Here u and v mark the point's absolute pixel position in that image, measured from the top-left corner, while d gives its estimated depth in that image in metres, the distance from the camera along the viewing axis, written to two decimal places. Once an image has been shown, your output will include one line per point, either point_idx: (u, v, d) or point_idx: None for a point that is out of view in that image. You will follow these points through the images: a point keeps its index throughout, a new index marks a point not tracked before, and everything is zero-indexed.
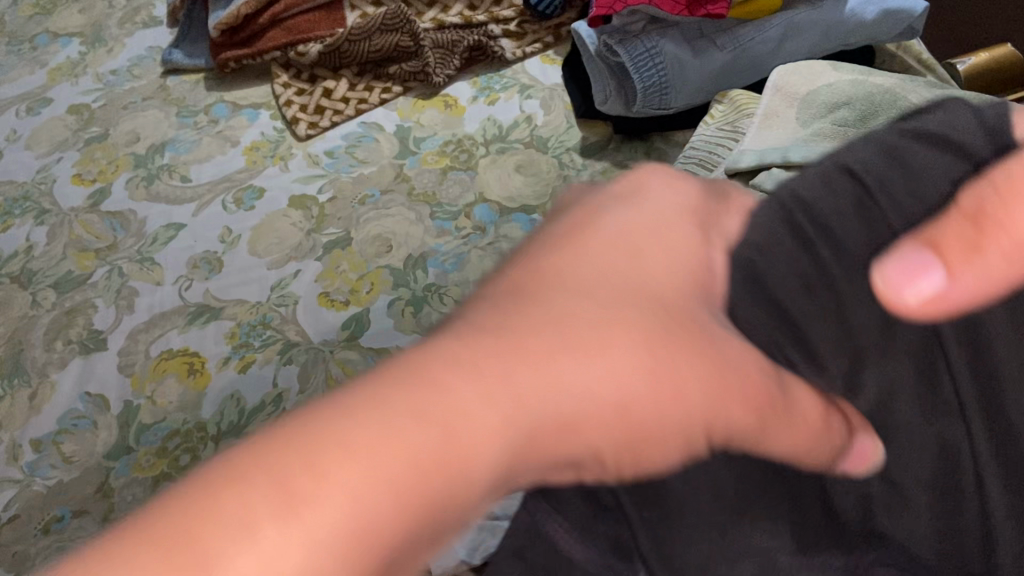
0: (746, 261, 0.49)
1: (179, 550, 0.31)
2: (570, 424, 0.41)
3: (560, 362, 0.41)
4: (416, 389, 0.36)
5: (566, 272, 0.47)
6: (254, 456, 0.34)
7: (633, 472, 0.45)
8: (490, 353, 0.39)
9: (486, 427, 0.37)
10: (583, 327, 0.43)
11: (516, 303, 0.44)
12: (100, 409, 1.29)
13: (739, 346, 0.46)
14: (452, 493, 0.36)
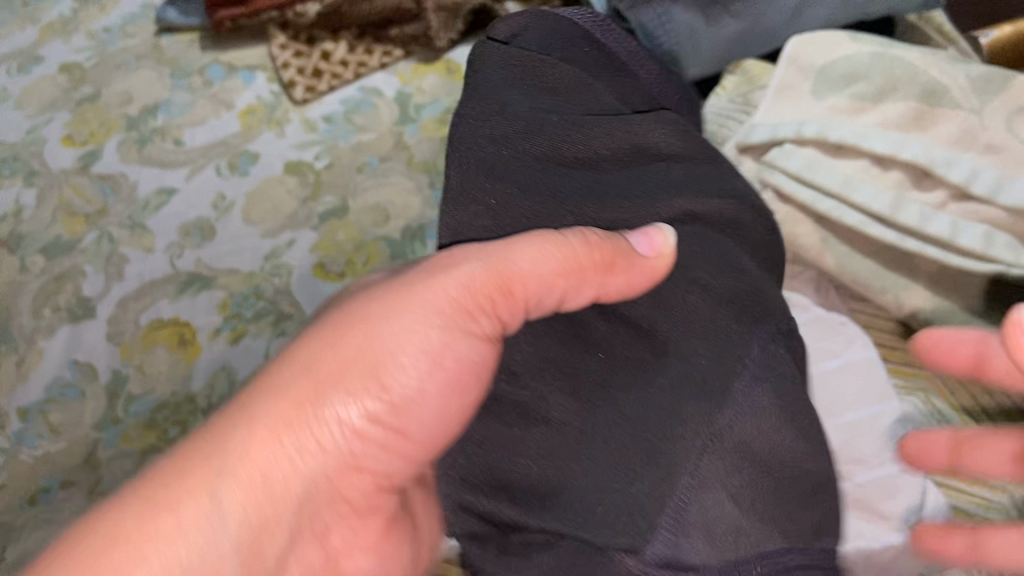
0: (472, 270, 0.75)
1: None
2: (281, 489, 0.69)
3: (258, 459, 0.68)
4: (161, 510, 0.66)
5: (253, 406, 0.70)
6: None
7: (416, 439, 0.77)
8: (197, 481, 0.66)
9: (215, 513, 0.66)
10: (259, 445, 0.68)
11: (203, 451, 0.68)
12: (88, 377, 1.26)
13: (418, 337, 0.74)
14: (249, 535, 0.68)
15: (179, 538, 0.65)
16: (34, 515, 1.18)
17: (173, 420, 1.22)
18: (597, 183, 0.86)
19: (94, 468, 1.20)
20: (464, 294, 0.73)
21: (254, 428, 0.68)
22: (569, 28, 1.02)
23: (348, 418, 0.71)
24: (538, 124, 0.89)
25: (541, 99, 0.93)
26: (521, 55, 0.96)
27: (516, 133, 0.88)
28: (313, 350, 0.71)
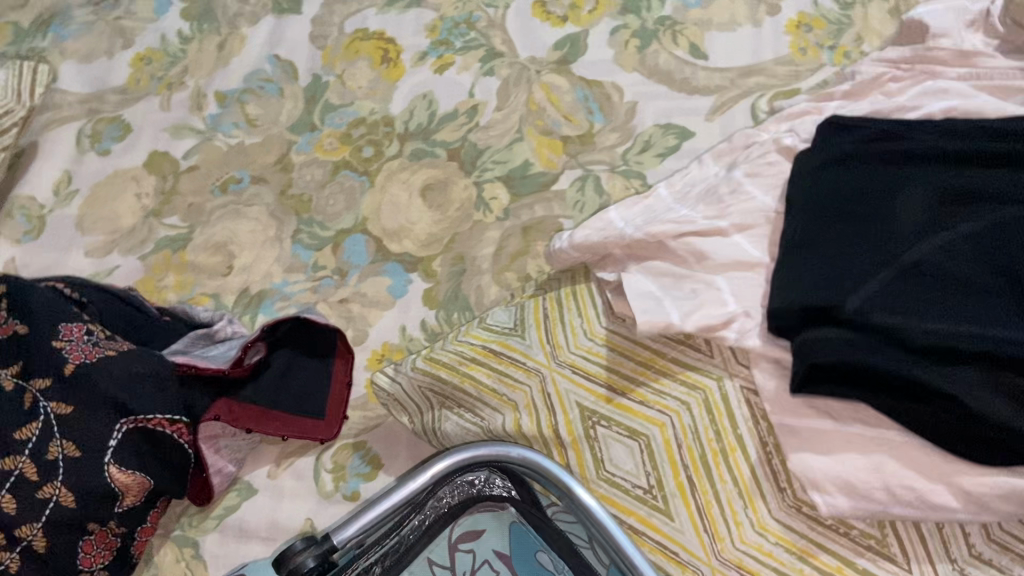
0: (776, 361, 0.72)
1: (797, 550, 0.68)
2: (725, 466, 0.72)
3: (724, 496, 0.71)
4: (689, 500, 0.71)
5: (675, 448, 0.73)
6: (702, 534, 0.70)
7: (767, 488, 0.70)
8: (704, 496, 0.71)
9: (732, 511, 0.70)
10: (728, 490, 0.71)
11: (689, 481, 0.72)
12: (288, 77, 1.19)
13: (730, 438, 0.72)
14: (808, 554, 0.67)
15: (736, 517, 0.70)
16: (224, 204, 1.11)
17: (368, 140, 1.13)
18: (882, 248, 0.69)
19: (286, 171, 1.12)
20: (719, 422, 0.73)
21: (717, 500, 0.71)
22: (824, 178, 0.76)
23: (778, 511, 0.69)
24: (940, 246, 0.66)
25: (883, 208, 0.71)
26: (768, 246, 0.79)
27: (919, 258, 0.66)
28: (684, 448, 0.73)
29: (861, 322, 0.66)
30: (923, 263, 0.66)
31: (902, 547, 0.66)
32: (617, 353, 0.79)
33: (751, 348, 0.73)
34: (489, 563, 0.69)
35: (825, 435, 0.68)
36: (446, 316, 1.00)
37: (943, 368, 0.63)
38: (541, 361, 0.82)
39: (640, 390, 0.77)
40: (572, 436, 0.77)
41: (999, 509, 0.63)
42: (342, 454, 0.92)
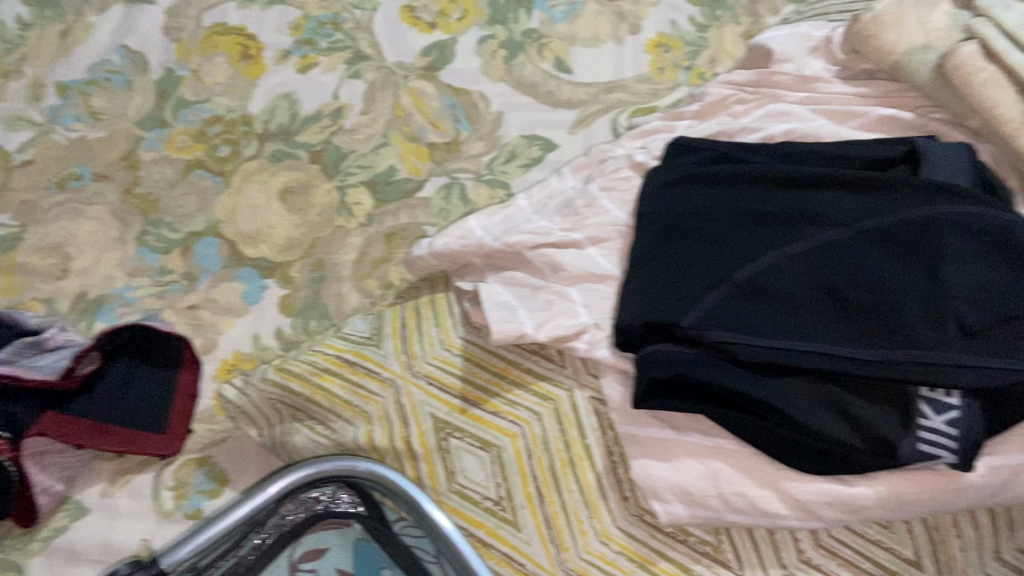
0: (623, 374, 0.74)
1: (636, 557, 0.69)
2: (572, 476, 0.73)
3: (571, 505, 0.71)
4: (536, 509, 0.72)
5: (526, 460, 0.74)
6: (547, 544, 0.71)
7: (613, 497, 0.71)
8: (553, 505, 0.72)
9: (577, 518, 0.71)
10: (576, 499, 0.72)
11: (539, 491, 0.72)
12: (138, 69, 1.12)
13: (580, 447, 0.73)
14: (648, 560, 0.69)
15: (582, 526, 0.71)
16: (62, 202, 1.03)
17: (224, 139, 1.08)
18: (719, 264, 0.72)
19: (133, 168, 1.05)
20: (567, 432, 0.74)
21: (564, 509, 0.71)
22: (668, 195, 0.79)
23: (621, 520, 0.71)
24: (771, 265, 0.70)
25: (721, 227, 0.74)
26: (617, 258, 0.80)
27: (752, 276, 0.70)
28: (536, 458, 0.74)
29: (696, 337, 0.68)
30: (755, 283, 0.70)
31: (736, 552, 0.69)
32: (473, 363, 0.79)
33: (602, 359, 0.74)
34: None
35: (667, 444, 0.70)
36: (303, 324, 0.96)
37: (772, 383, 0.66)
38: (396, 373, 0.80)
39: (493, 401, 0.77)
40: (424, 449, 0.76)
41: (825, 515, 0.67)
42: (185, 471, 0.87)
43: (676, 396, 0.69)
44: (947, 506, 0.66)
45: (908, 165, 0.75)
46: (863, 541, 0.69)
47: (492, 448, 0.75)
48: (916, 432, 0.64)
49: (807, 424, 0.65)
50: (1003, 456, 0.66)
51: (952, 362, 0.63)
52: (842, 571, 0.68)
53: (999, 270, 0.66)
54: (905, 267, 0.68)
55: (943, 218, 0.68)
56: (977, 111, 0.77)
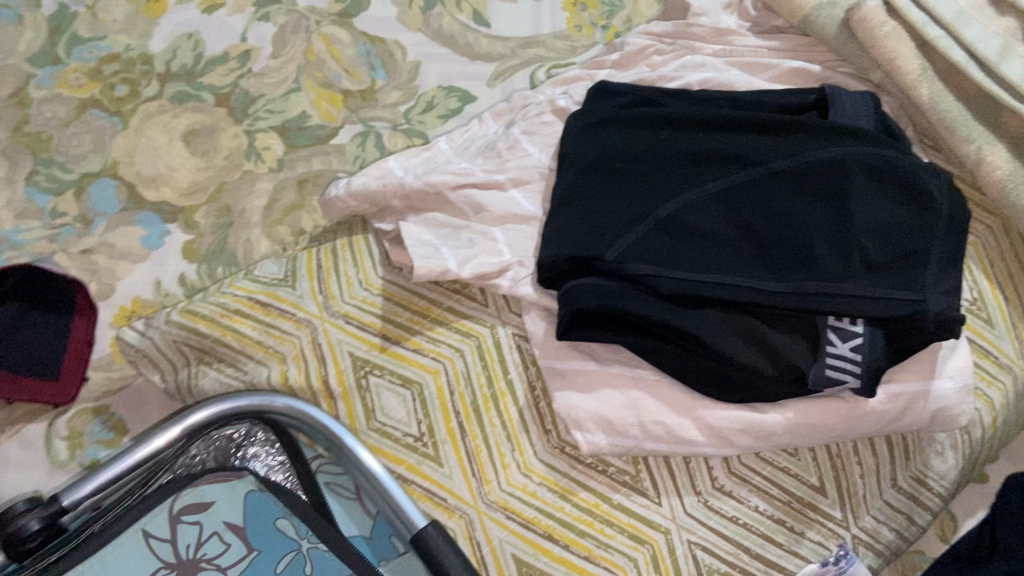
0: (546, 310, 0.74)
1: (557, 488, 0.70)
2: (494, 410, 0.72)
3: (494, 440, 0.71)
4: (458, 445, 0.71)
5: (448, 397, 0.73)
6: (469, 478, 0.70)
7: (535, 430, 0.72)
8: (474, 440, 0.71)
9: (499, 453, 0.71)
10: (498, 434, 0.72)
11: (461, 427, 0.72)
12: (30, 4, 1.02)
13: (503, 383, 0.73)
14: (568, 490, 0.70)
15: (504, 460, 0.71)
16: None
17: (123, 78, 1.00)
18: (640, 201, 0.73)
19: (22, 106, 0.98)
20: (489, 368, 0.74)
21: (487, 444, 0.71)
22: (591, 135, 0.79)
23: (542, 452, 0.71)
24: (691, 202, 0.71)
25: (642, 166, 0.75)
26: (542, 200, 0.80)
27: (673, 212, 0.71)
28: (457, 395, 0.73)
29: (619, 270, 0.69)
30: (676, 219, 0.71)
31: (652, 481, 0.71)
32: (393, 302, 0.77)
33: (524, 297, 0.74)
34: (219, 535, 0.60)
35: (588, 375, 0.71)
36: (209, 270, 0.92)
37: (690, 313, 0.68)
38: (312, 313, 0.78)
39: (414, 339, 0.76)
40: (342, 387, 0.75)
41: (738, 442, 0.69)
42: (81, 420, 0.82)
43: (599, 326, 0.70)
44: (850, 432, 0.70)
45: (817, 111, 0.78)
46: (771, 468, 0.72)
47: (413, 386, 0.74)
48: (824, 358, 0.67)
49: (724, 352, 0.67)
50: (901, 383, 0.70)
51: (860, 294, 0.66)
52: (751, 496, 0.71)
53: (901, 210, 0.70)
54: (817, 205, 0.70)
55: (851, 159, 0.71)
56: (880, 64, 0.82)
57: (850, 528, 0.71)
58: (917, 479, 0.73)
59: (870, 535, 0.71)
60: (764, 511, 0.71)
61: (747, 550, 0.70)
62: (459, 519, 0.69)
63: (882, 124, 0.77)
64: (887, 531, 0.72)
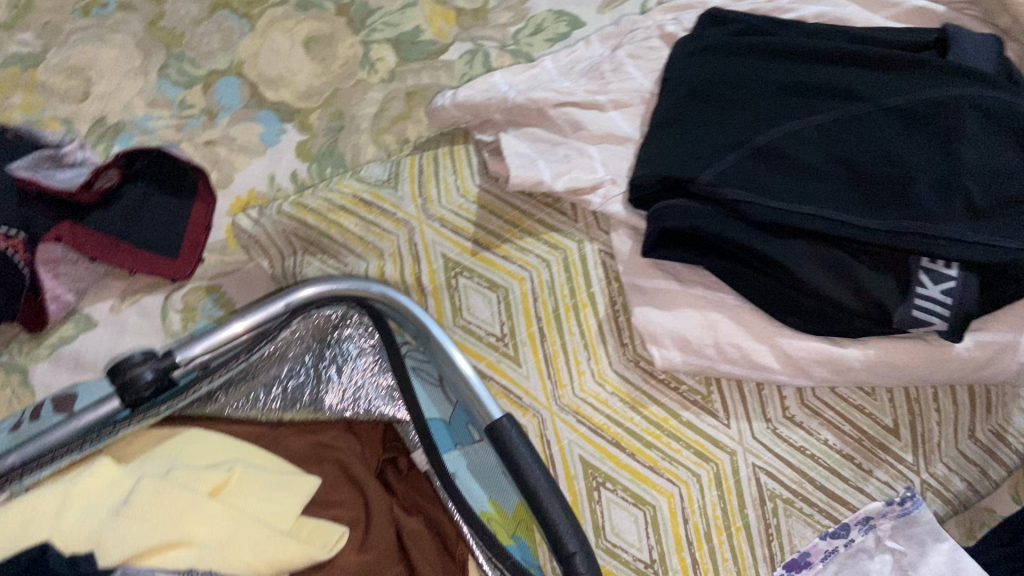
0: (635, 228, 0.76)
1: (628, 398, 0.73)
2: (574, 320, 0.76)
3: (572, 348, 0.75)
4: (535, 348, 0.75)
5: (531, 304, 0.77)
6: (544, 380, 0.74)
7: (611, 343, 0.75)
8: (552, 346, 0.75)
9: (575, 360, 0.74)
10: (576, 342, 0.75)
11: (541, 332, 0.76)
12: None
13: (586, 295, 0.76)
14: (637, 403, 0.73)
15: (580, 368, 0.74)
16: (85, 27, 1.02)
17: None
18: (740, 129, 0.73)
19: (159, 3, 1.04)
20: (572, 281, 0.77)
21: (565, 351, 0.75)
22: (699, 60, 0.79)
23: (615, 364, 0.74)
24: (791, 132, 0.71)
25: (747, 94, 0.75)
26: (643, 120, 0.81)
27: (771, 140, 0.71)
28: (540, 303, 0.77)
29: (712, 193, 0.70)
30: (774, 148, 0.71)
31: (723, 403, 0.72)
32: (486, 210, 0.81)
33: (614, 215, 0.76)
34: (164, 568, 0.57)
35: (670, 294, 0.73)
36: (318, 169, 0.97)
37: (778, 242, 0.68)
38: (411, 215, 0.82)
39: (504, 247, 0.79)
40: (433, 285, 0.79)
41: (815, 374, 0.70)
42: (195, 296, 0.89)
43: (683, 247, 0.71)
44: (930, 376, 0.69)
45: (937, 51, 0.76)
46: (845, 404, 0.72)
47: (499, 291, 0.78)
48: (913, 298, 0.66)
49: (808, 282, 0.67)
50: (992, 332, 0.68)
51: (958, 237, 0.65)
52: (822, 429, 0.72)
53: (1014, 155, 0.66)
54: (924, 143, 0.68)
55: (966, 99, 0.68)
56: (1009, 8, 0.78)
57: (920, 473, 0.71)
58: (996, 433, 0.72)
59: (940, 482, 0.71)
60: (833, 445, 0.71)
61: (811, 481, 0.70)
62: (533, 417, 0.73)
63: (1007, 68, 0.74)
64: (957, 481, 0.71)
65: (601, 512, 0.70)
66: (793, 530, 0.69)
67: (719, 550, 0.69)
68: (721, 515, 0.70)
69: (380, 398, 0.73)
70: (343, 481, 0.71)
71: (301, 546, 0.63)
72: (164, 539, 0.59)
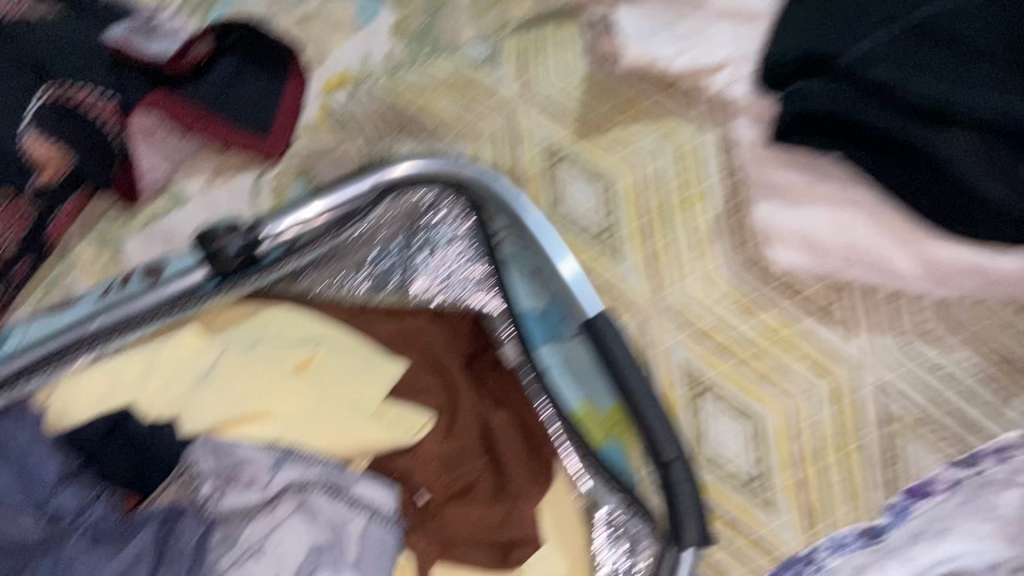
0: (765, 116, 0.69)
1: (740, 300, 0.67)
2: (683, 211, 0.69)
3: (682, 245, 0.68)
4: (638, 243, 0.69)
5: (637, 194, 0.70)
6: (646, 277, 0.68)
7: (721, 243, 0.68)
8: (660, 240, 0.69)
9: (683, 258, 0.68)
10: (686, 239, 0.68)
11: (647, 225, 0.69)
12: None
13: (700, 188, 0.69)
14: (746, 307, 0.66)
15: (688, 268, 0.68)
16: None
17: None
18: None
19: None
20: (684, 172, 0.70)
21: (675, 246, 0.68)
22: None
23: (724, 266, 0.67)
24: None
25: None
26: None
27: (935, 11, 0.60)
28: (645, 195, 0.70)
29: (850, 75, 0.62)
30: (938, 20, 0.60)
31: (848, 312, 0.65)
32: (594, 94, 0.74)
33: (736, 99, 0.70)
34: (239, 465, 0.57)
35: (797, 189, 0.67)
36: (416, 47, 0.88)
37: (929, 132, 0.59)
38: (510, 98, 0.76)
39: (610, 134, 0.72)
40: (532, 172, 0.73)
41: (959, 283, 0.64)
42: (285, 179, 0.83)
43: (817, 134, 0.65)
44: None
45: None
46: (993, 320, 0.63)
47: (599, 181, 0.72)
48: None
49: (961, 179, 0.59)
50: None
51: None
52: (960, 347, 0.63)
53: None
54: None
55: None
56: None
57: None
58: None
59: None
60: (972, 366, 0.63)
61: (941, 405, 0.63)
62: (630, 318, 0.68)
63: None
64: None
65: (703, 421, 0.66)
66: (918, 454, 0.63)
67: (829, 472, 0.64)
68: (835, 434, 0.64)
69: (468, 289, 0.70)
70: (426, 369, 0.66)
71: (384, 429, 0.61)
72: (250, 409, 0.59)
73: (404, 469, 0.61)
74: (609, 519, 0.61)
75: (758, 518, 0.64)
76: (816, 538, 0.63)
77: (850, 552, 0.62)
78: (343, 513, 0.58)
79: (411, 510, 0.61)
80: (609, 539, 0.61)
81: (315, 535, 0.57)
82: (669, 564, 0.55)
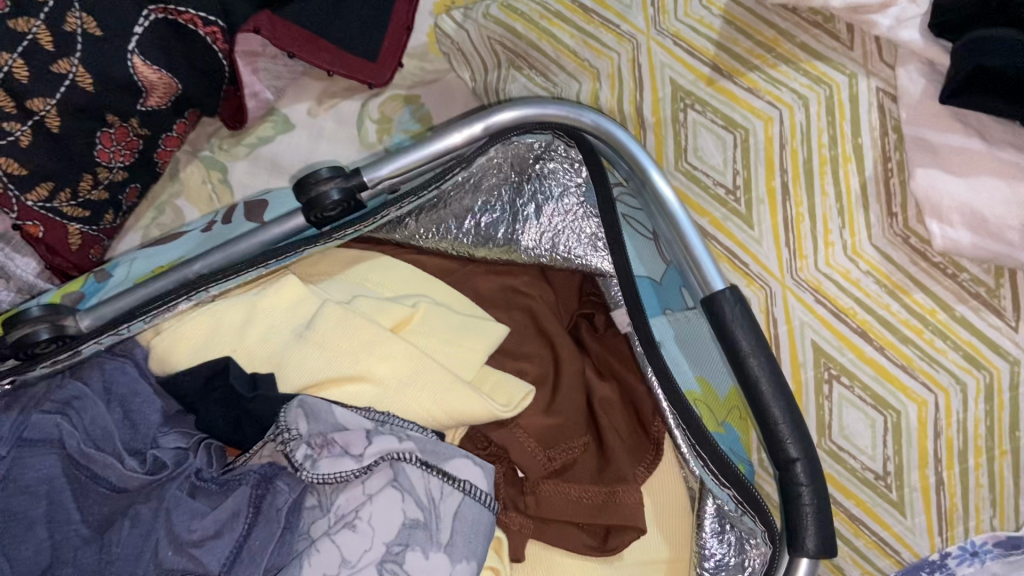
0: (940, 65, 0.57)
1: (888, 279, 0.59)
2: (821, 173, 0.61)
3: (825, 213, 0.61)
4: (771, 206, 0.62)
5: (775, 152, 0.62)
6: (777, 245, 0.62)
7: (873, 216, 0.59)
8: (797, 206, 0.61)
9: (824, 228, 0.61)
10: (829, 206, 0.60)
11: (785, 184, 0.62)
12: None
13: (851, 146, 0.60)
14: (896, 287, 0.59)
15: (830, 240, 0.60)
16: None
17: None
18: None
19: None
20: (835, 127, 0.60)
21: (814, 213, 0.61)
22: None
23: (874, 239, 0.59)
24: None
25: None
26: None
27: None
28: (785, 152, 0.62)
29: None
30: None
31: (1017, 299, 0.56)
32: (735, 29, 0.63)
33: (905, 44, 0.57)
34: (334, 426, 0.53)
35: (969, 156, 0.55)
36: None
37: None
38: (638, 28, 0.67)
39: (750, 76, 0.63)
40: (656, 118, 0.67)
41: None
42: (391, 106, 0.82)
43: (999, 94, 0.52)
44: None
45: None
46: None
47: (737, 133, 0.63)
48: None
49: None
50: None
51: None
52: None
53: None
54: None
55: None
56: None
57: None
58: None
59: None
60: None
61: None
62: (759, 289, 0.63)
63: None
64: None
65: (831, 407, 0.61)
66: None
67: (974, 474, 0.58)
68: (984, 435, 0.58)
69: (580, 245, 0.63)
70: (533, 333, 0.64)
71: (483, 399, 0.56)
72: (340, 372, 0.56)
73: (501, 443, 0.59)
74: (717, 511, 0.56)
75: (885, 519, 0.60)
76: (948, 543, 0.59)
77: (983, 561, 0.58)
78: (439, 492, 0.53)
79: (512, 481, 0.59)
80: (714, 532, 0.56)
81: (409, 511, 0.52)
82: (785, 565, 0.51)
